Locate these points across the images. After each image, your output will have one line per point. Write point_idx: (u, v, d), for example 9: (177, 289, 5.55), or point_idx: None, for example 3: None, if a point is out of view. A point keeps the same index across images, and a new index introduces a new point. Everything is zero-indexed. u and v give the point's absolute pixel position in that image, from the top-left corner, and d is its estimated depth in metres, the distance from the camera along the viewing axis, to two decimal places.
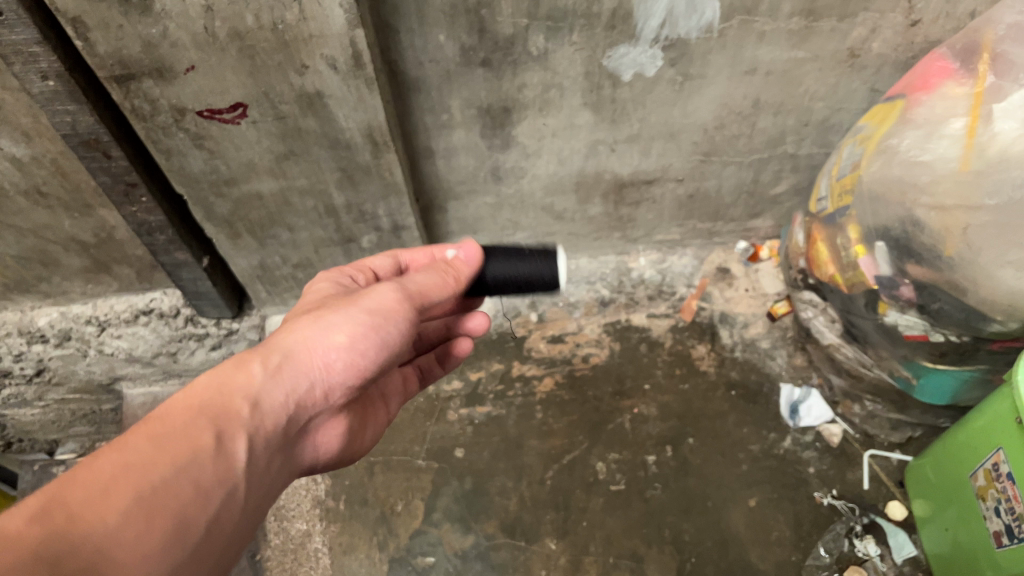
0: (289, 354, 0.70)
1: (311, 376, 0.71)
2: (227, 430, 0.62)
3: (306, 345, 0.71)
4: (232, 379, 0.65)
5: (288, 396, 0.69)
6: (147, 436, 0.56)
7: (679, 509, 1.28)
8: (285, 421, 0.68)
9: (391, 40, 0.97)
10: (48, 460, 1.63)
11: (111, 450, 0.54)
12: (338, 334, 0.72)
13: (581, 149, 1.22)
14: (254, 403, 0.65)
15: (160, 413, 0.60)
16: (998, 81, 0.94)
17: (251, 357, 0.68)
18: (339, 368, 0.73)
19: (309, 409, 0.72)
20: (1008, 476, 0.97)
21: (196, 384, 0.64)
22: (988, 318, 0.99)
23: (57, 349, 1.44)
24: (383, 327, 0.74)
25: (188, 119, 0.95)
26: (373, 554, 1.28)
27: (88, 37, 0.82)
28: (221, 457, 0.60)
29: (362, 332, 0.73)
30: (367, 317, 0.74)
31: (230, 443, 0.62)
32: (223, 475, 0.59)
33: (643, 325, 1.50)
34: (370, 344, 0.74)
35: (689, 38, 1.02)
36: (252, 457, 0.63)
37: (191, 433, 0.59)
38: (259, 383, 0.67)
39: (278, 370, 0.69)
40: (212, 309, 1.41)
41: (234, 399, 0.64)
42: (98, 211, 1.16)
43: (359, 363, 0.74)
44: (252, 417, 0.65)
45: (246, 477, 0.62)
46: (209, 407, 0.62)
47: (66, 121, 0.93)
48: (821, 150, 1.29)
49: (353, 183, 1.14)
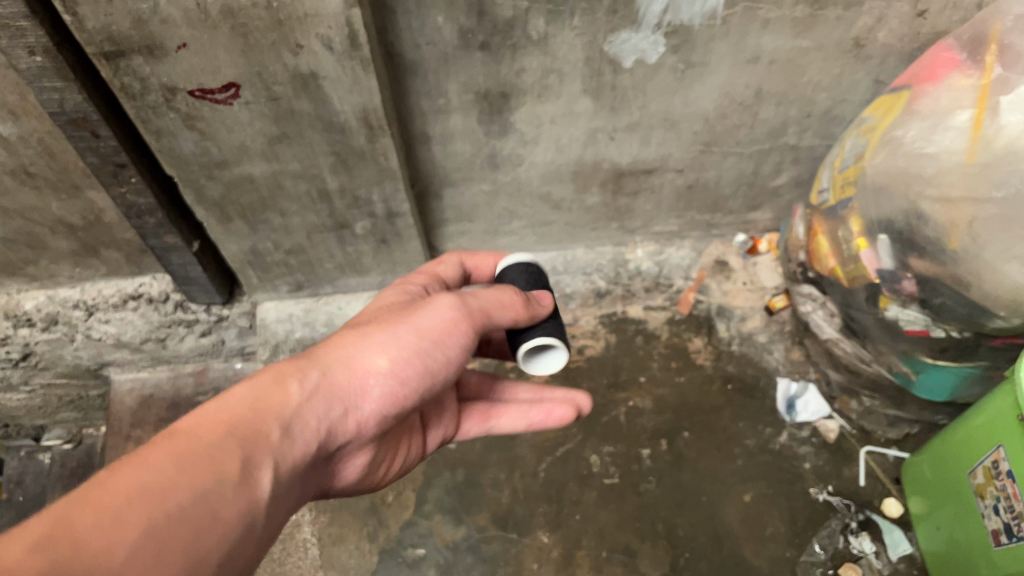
0: (327, 374, 0.70)
1: (345, 401, 0.71)
2: (254, 457, 0.61)
3: (346, 367, 0.71)
4: (269, 396, 0.65)
5: (321, 421, 0.68)
6: (170, 454, 0.55)
7: (673, 504, 1.27)
8: (314, 447, 0.68)
9: (387, 21, 0.95)
10: (34, 447, 1.71)
11: (133, 466, 0.53)
12: (378, 358, 0.72)
13: (580, 137, 1.20)
14: (285, 428, 0.65)
15: (188, 429, 0.59)
16: (1005, 73, 0.94)
17: (290, 374, 0.68)
18: (377, 394, 0.72)
19: (338, 437, 0.71)
20: (1008, 473, 0.95)
21: (231, 398, 0.64)
22: (991, 314, 0.97)
23: (44, 333, 1.41)
24: (429, 353, 0.74)
25: (179, 98, 0.93)
26: (363, 546, 1.26)
27: (77, 12, 0.80)
28: (247, 484, 0.59)
29: (404, 358, 0.73)
30: (414, 339, 0.73)
31: (254, 471, 0.60)
32: (244, 508, 0.57)
33: (639, 316, 1.48)
34: (408, 371, 0.73)
35: (691, 24, 1.00)
36: (277, 484, 0.62)
37: (219, 456, 0.58)
38: (294, 404, 0.66)
39: (314, 393, 0.68)
40: (202, 294, 1.39)
41: (266, 420, 0.64)
42: (85, 192, 1.14)
43: (397, 393, 0.73)
44: (283, 442, 0.64)
45: (267, 509, 0.60)
46: (241, 428, 0.61)
47: (53, 99, 0.91)
48: (822, 143, 1.28)
49: (347, 167, 1.12)
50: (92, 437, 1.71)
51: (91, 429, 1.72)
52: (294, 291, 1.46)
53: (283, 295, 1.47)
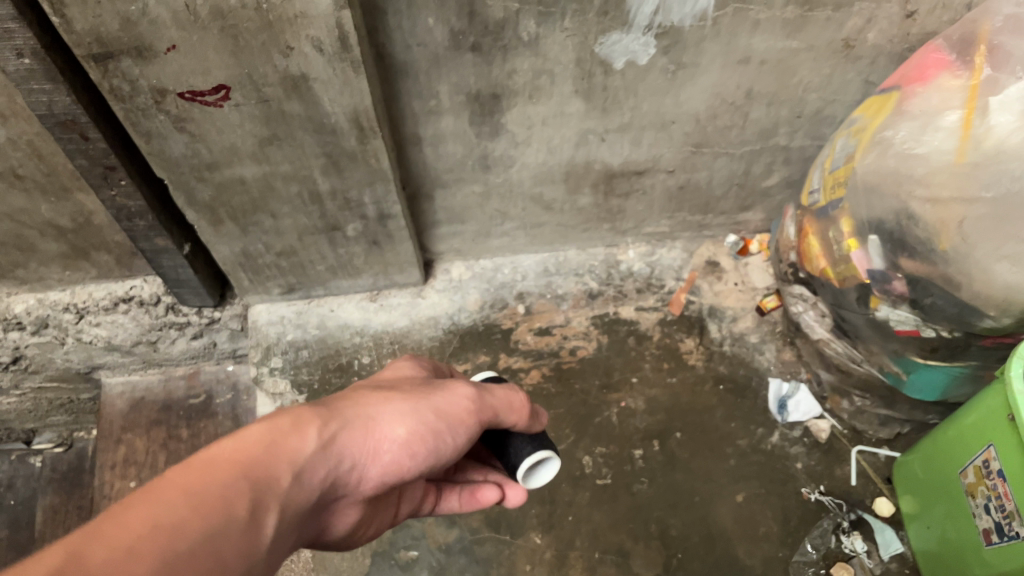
0: (345, 428, 0.69)
1: (357, 459, 0.70)
2: (264, 499, 0.59)
3: (365, 427, 0.71)
4: (288, 441, 0.64)
5: (330, 474, 0.67)
6: (184, 492, 0.54)
7: (666, 504, 1.27)
8: (315, 499, 0.66)
9: (378, 22, 0.95)
10: (25, 450, 1.70)
11: (147, 503, 0.52)
12: (396, 426, 0.72)
13: (572, 138, 1.20)
14: (297, 474, 0.63)
15: (204, 465, 0.58)
16: (995, 73, 0.95)
17: (311, 421, 0.67)
18: (385, 461, 0.72)
19: (339, 491, 0.69)
20: (999, 472, 0.96)
21: (248, 437, 0.62)
22: (982, 314, 0.97)
23: (34, 336, 1.42)
24: (440, 434, 0.75)
25: (168, 101, 0.92)
26: (355, 548, 1.26)
27: (65, 13, 0.79)
28: (255, 528, 0.57)
29: (420, 432, 0.73)
30: (431, 418, 0.74)
31: (264, 515, 0.59)
32: (249, 552, 0.56)
33: (631, 317, 1.48)
34: (421, 446, 0.73)
35: (682, 25, 1.01)
36: (281, 533, 0.61)
37: (232, 495, 0.57)
38: (311, 451, 0.65)
39: (330, 444, 0.67)
40: (194, 296, 1.38)
41: (282, 464, 0.62)
42: (75, 194, 1.13)
43: (405, 463, 0.73)
44: (293, 489, 0.62)
45: (267, 557, 0.58)
46: (256, 469, 0.60)
47: (42, 101, 0.90)
48: (813, 143, 1.28)
49: (338, 169, 1.11)
50: (82, 441, 1.69)
51: (82, 432, 1.70)
52: (285, 293, 1.45)
53: (275, 298, 1.46)
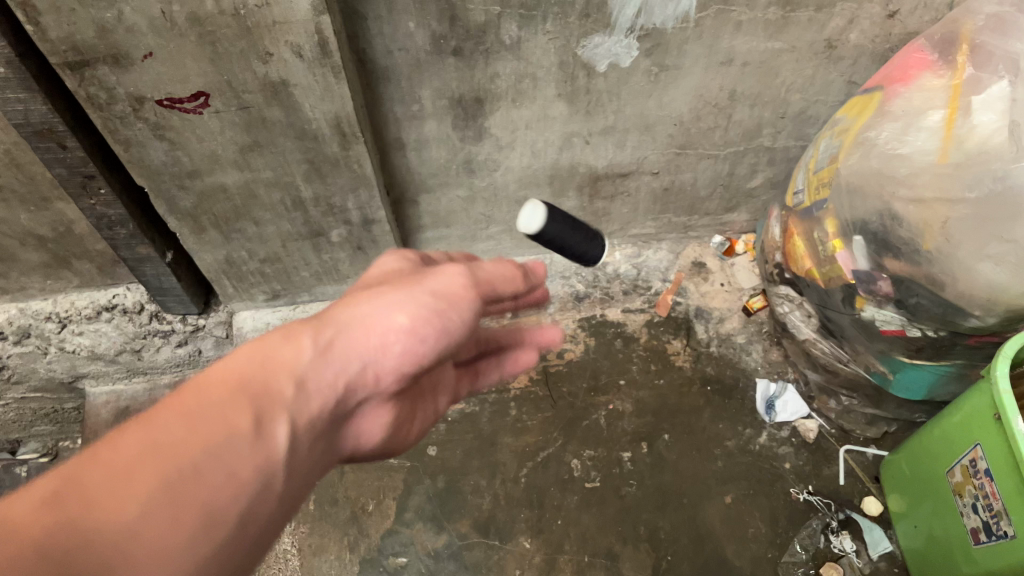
0: (342, 328, 0.58)
1: (364, 355, 0.59)
2: (268, 409, 0.51)
3: (362, 322, 0.59)
4: (279, 350, 0.54)
5: (338, 378, 0.57)
6: (176, 412, 0.47)
7: (655, 506, 1.27)
8: (330, 407, 0.57)
9: (359, 28, 0.94)
10: (10, 460, 1.68)
11: (141, 425, 0.46)
12: (395, 313, 0.60)
13: (556, 141, 1.20)
14: (299, 381, 0.54)
15: (192, 388, 0.50)
16: (977, 73, 0.96)
17: (300, 329, 0.57)
18: (397, 352, 0.60)
19: (356, 394, 0.59)
20: (986, 472, 0.96)
21: (237, 355, 0.53)
22: (967, 313, 0.97)
23: (16, 346, 1.40)
24: (445, 315, 0.62)
25: (146, 108, 0.91)
26: (344, 556, 1.25)
27: (39, 22, 0.78)
28: (261, 440, 0.50)
29: (424, 315, 0.60)
30: (431, 300, 0.62)
31: (270, 427, 0.51)
32: (261, 463, 0.49)
33: (618, 319, 1.47)
34: (430, 328, 0.61)
35: (665, 27, 1.00)
36: (297, 443, 0.53)
37: (229, 410, 0.49)
38: (308, 359, 0.55)
39: (330, 347, 0.57)
40: (178, 304, 1.37)
41: (279, 375, 0.53)
42: (55, 204, 1.12)
43: (417, 351, 0.61)
44: (299, 397, 0.54)
45: (285, 469, 0.51)
46: (252, 382, 0.52)
47: (18, 110, 0.89)
48: (797, 144, 1.28)
49: (321, 175, 1.10)
50: (67, 450, 1.67)
51: (67, 440, 1.68)
52: (270, 299, 1.44)
53: (259, 304, 1.45)
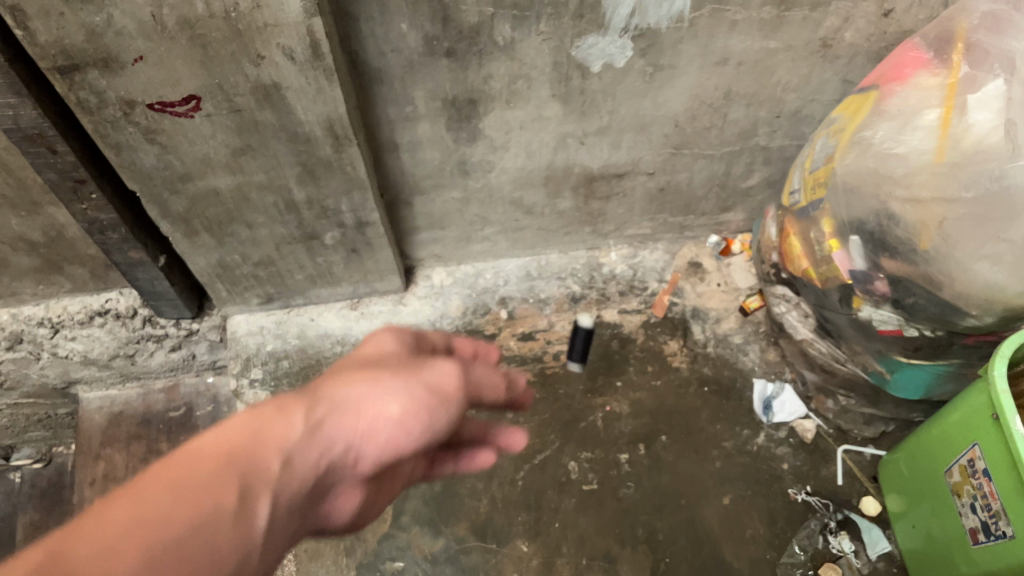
0: (334, 408, 0.59)
1: (351, 440, 0.59)
2: (255, 485, 0.51)
3: (356, 405, 0.60)
4: (273, 426, 0.54)
5: (323, 462, 0.56)
6: (165, 486, 0.47)
7: (653, 508, 1.27)
8: (311, 489, 0.56)
9: (351, 29, 0.93)
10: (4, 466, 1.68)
11: (129, 497, 0.46)
12: (389, 403, 0.61)
13: (551, 142, 1.19)
14: (287, 460, 0.54)
15: (182, 460, 0.50)
16: (972, 71, 0.95)
17: (294, 405, 0.57)
18: (383, 441, 0.60)
19: (335, 477, 0.59)
20: (984, 472, 0.96)
21: (231, 424, 0.53)
22: (964, 312, 0.97)
23: (8, 352, 1.40)
24: (434, 410, 0.63)
25: (137, 112, 0.91)
26: (340, 560, 1.24)
27: (28, 26, 0.77)
28: (246, 518, 0.49)
29: (414, 407, 0.61)
30: (424, 392, 0.63)
31: (254, 504, 0.50)
32: (243, 543, 0.48)
33: (614, 321, 1.47)
34: (417, 422, 0.61)
35: (659, 26, 1.00)
36: (277, 526, 0.52)
37: (217, 487, 0.49)
38: (298, 437, 0.55)
39: (320, 427, 0.57)
40: (171, 309, 1.36)
41: (270, 451, 0.53)
42: (46, 208, 1.11)
43: (401, 443, 0.61)
44: (285, 475, 0.53)
45: (263, 551, 0.50)
46: (243, 456, 0.52)
47: (7, 115, 0.88)
48: (793, 143, 1.28)
49: (314, 178, 1.10)
50: (61, 454, 1.68)
51: (60, 445, 1.69)
52: (264, 303, 1.43)
53: (253, 308, 1.44)
